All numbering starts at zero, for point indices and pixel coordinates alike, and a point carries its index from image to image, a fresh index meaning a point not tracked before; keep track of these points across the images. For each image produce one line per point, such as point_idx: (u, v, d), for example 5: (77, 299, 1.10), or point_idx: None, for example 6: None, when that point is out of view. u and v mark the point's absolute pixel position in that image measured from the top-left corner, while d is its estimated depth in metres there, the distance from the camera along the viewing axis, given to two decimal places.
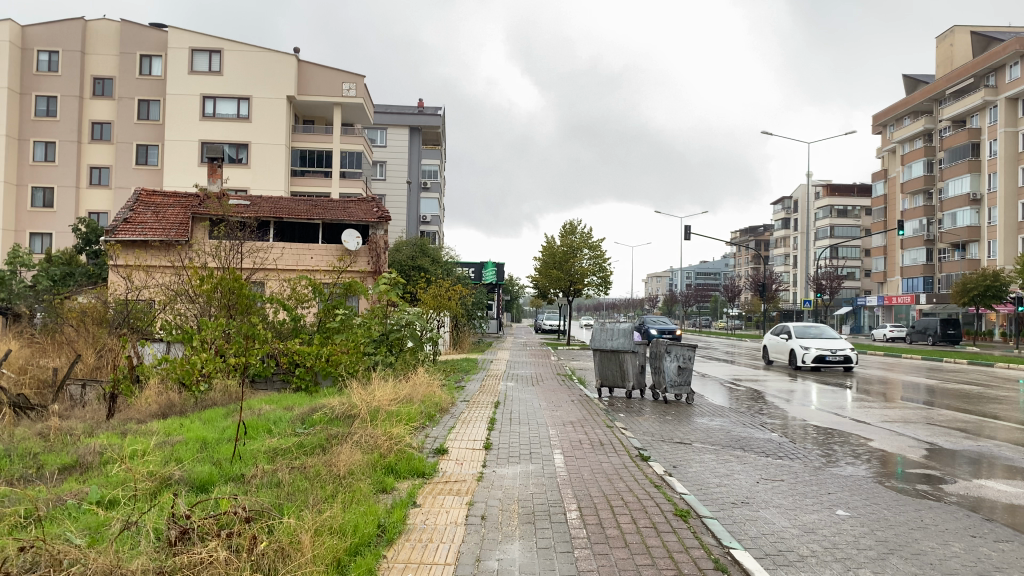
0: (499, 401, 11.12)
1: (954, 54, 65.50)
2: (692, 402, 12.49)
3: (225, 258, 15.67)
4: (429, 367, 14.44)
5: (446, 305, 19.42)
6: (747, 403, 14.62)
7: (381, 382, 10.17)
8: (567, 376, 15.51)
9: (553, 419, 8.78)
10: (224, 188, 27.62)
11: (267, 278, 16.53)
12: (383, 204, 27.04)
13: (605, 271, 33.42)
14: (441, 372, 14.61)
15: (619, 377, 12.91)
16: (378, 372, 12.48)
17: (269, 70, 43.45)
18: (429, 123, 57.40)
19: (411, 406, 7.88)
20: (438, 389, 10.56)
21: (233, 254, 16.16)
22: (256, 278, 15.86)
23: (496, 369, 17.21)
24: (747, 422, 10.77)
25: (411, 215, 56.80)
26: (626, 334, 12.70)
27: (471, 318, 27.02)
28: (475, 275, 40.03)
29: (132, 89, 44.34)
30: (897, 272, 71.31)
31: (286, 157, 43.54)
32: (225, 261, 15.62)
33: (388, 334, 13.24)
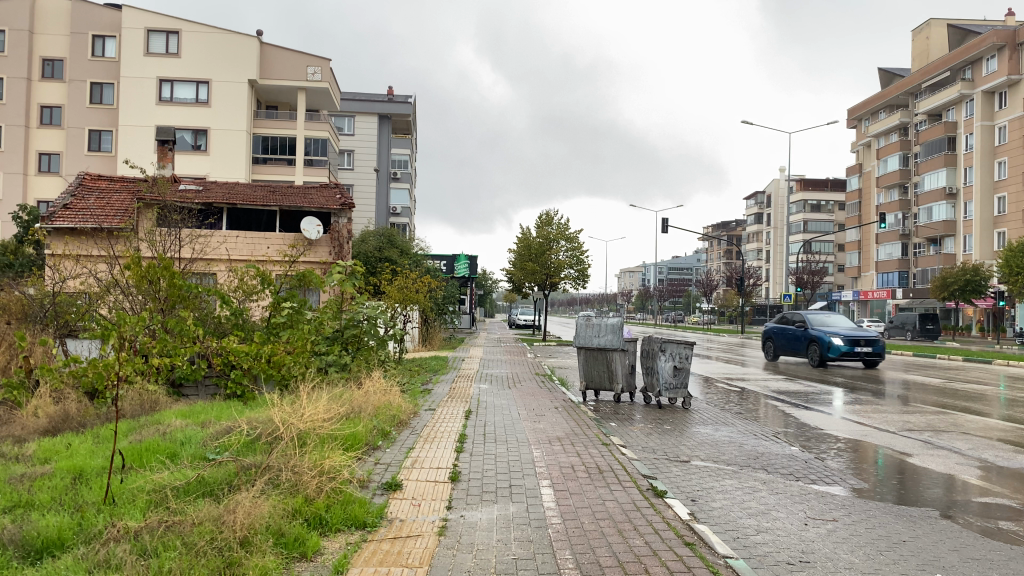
0: (468, 409, 9.49)
1: (930, 47, 64.87)
2: (689, 407, 10.97)
3: (162, 246, 13.95)
4: (391, 367, 12.83)
5: (414, 298, 17.66)
6: (747, 406, 13.11)
7: (328, 388, 8.50)
8: (546, 377, 13.99)
9: (535, 435, 7.18)
10: (174, 174, 25.64)
11: (207, 267, 14.78)
12: (346, 191, 25.28)
13: (582, 264, 31.91)
14: (405, 373, 13.00)
15: (606, 379, 11.37)
16: (328, 375, 10.78)
17: (229, 52, 41.25)
18: (398, 111, 55.42)
19: (358, 423, 6.28)
20: (397, 395, 8.92)
21: (169, 242, 14.41)
22: (195, 269, 14.14)
23: (467, 368, 15.65)
24: (758, 431, 9.23)
25: (380, 205, 54.93)
26: (616, 329, 11.18)
27: (441, 313, 25.34)
28: (447, 268, 38.17)
29: (84, 72, 41.97)
30: (871, 267, 70.78)
31: (247, 144, 41.50)
32: (162, 250, 13.90)
33: (343, 331, 11.66)
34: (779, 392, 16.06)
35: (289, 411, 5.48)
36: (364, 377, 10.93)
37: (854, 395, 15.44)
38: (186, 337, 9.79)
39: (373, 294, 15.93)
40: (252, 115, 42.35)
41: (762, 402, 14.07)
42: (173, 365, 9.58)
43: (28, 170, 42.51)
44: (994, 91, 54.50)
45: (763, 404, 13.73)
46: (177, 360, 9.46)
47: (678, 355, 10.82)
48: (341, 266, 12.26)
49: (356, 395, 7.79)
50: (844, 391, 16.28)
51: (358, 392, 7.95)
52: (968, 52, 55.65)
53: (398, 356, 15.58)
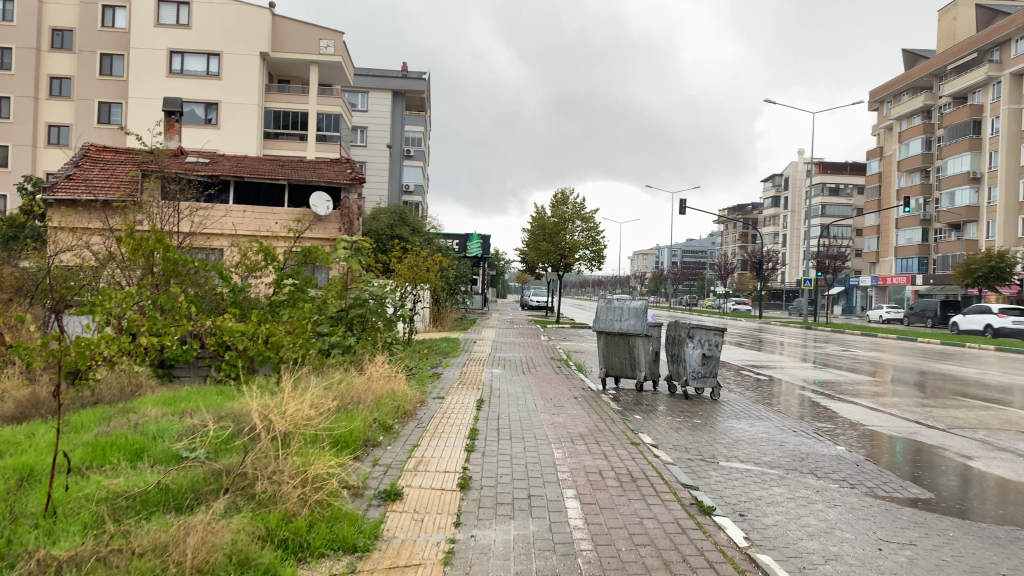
0: (481, 398, 8.68)
1: (957, 28, 63.12)
2: (718, 398, 10.17)
3: (158, 217, 13.24)
4: (399, 350, 12.03)
5: (426, 277, 16.87)
6: (778, 397, 12.27)
7: (328, 374, 7.72)
8: (563, 362, 13.22)
9: (556, 431, 6.40)
10: (180, 146, 24.92)
11: (207, 242, 14.09)
12: (357, 166, 24.49)
13: (598, 245, 31.06)
14: (413, 357, 12.20)
15: (628, 366, 10.59)
16: (330, 357, 10.01)
17: (240, 23, 40.37)
18: (412, 87, 54.48)
19: (356, 418, 5.52)
20: (403, 382, 8.11)
21: (165, 214, 13.68)
22: (194, 245, 13.44)
23: (479, 352, 14.89)
24: (798, 428, 8.42)
25: (393, 183, 54.16)
26: (640, 313, 10.43)
27: (453, 293, 24.62)
28: (459, 247, 37.40)
29: (93, 43, 41.22)
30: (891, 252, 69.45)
31: (258, 118, 40.74)
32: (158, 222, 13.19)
33: (347, 312, 10.85)
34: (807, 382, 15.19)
35: (274, 402, 4.73)
36: (370, 361, 10.18)
37: (886, 389, 14.60)
38: (178, 315, 9.07)
39: (382, 272, 15.14)
40: (264, 88, 41.55)
41: (791, 392, 13.27)
42: (163, 345, 8.90)
43: (37, 142, 41.86)
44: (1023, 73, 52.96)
45: (793, 395, 12.90)
46: (167, 340, 8.77)
47: (706, 343, 10.04)
48: (346, 241, 11.47)
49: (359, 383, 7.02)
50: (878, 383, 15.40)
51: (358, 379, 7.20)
52: (997, 33, 54.07)
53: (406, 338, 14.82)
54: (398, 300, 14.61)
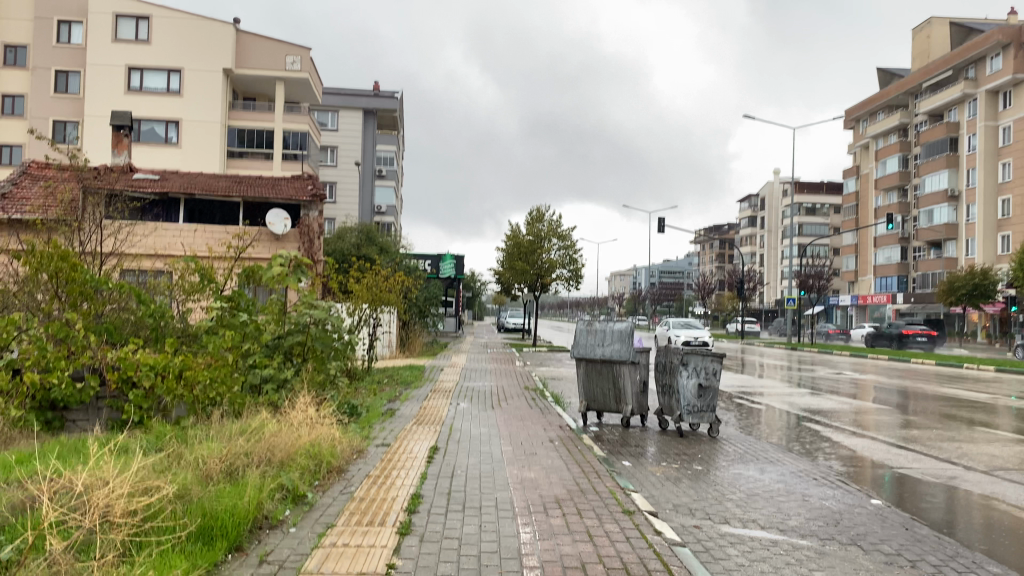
0: (437, 440, 7.16)
1: (931, 46, 63.05)
2: (717, 435, 8.78)
3: (65, 233, 11.63)
4: (348, 386, 10.48)
5: (385, 298, 15.36)
6: (779, 430, 10.86)
7: (243, 422, 6.16)
8: (538, 392, 11.81)
9: (527, 497, 4.92)
10: (130, 163, 23.35)
11: (132, 266, 12.52)
12: (319, 182, 23.04)
13: (575, 264, 29.75)
14: (364, 393, 10.63)
15: (613, 398, 9.21)
16: (261, 394, 8.41)
17: (202, 39, 38.89)
18: (384, 106, 53.31)
19: (249, 498, 4.00)
20: (337, 427, 6.54)
21: (76, 230, 12.08)
22: (116, 275, 11.84)
23: (445, 382, 13.43)
24: (818, 474, 7.00)
25: (364, 203, 52.89)
26: (626, 339, 9.06)
27: (422, 315, 23.13)
28: (432, 268, 35.95)
29: (48, 59, 39.41)
30: (869, 271, 68.95)
31: (221, 137, 39.21)
32: (65, 239, 11.57)
33: (284, 339, 9.23)
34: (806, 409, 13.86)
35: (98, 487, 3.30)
36: (311, 398, 8.63)
37: (893, 415, 13.33)
38: (73, 345, 7.47)
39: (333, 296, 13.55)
40: (227, 105, 40.04)
41: (792, 422, 11.94)
42: (50, 384, 7.25)
43: None
44: (999, 90, 52.75)
45: (795, 425, 11.56)
46: (54, 376, 7.13)
47: (701, 371, 8.65)
48: (283, 256, 9.92)
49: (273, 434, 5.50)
50: (881, 411, 14.08)
51: (276, 427, 5.69)
52: (971, 50, 53.92)
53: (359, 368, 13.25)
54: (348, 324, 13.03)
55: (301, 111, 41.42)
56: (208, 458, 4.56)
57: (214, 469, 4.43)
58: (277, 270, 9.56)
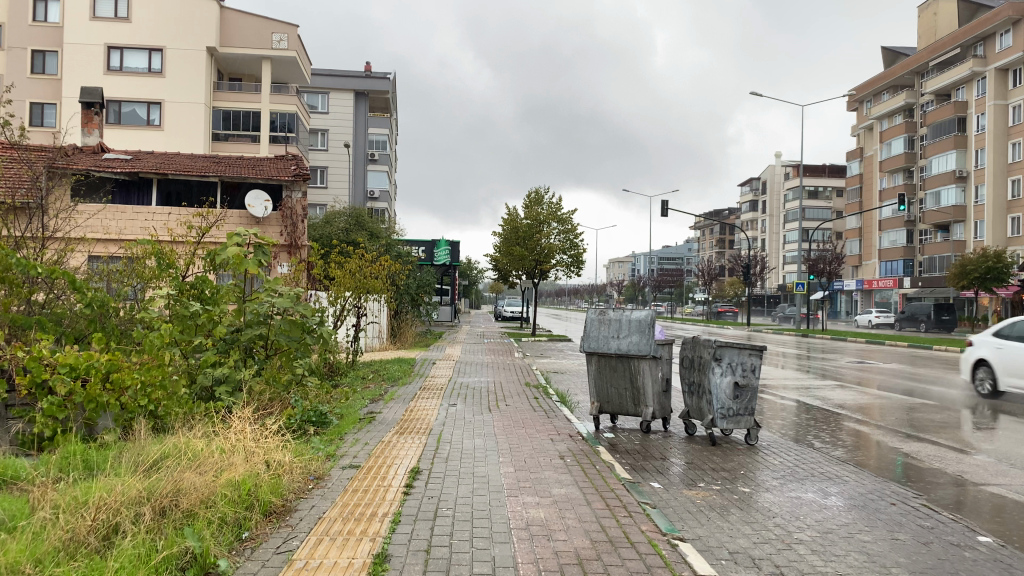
0: (419, 457, 5.71)
1: (937, 24, 61.40)
2: (755, 443, 7.41)
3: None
4: (321, 387, 9.04)
5: (371, 286, 13.89)
6: (813, 429, 9.47)
7: (163, 444, 4.70)
8: (541, 388, 10.45)
9: (531, 556, 3.52)
10: (101, 142, 21.89)
11: (78, 257, 11.08)
12: (304, 162, 21.58)
13: (576, 249, 28.33)
14: (340, 396, 9.17)
15: (630, 399, 7.85)
16: (211, 401, 6.93)
17: (185, 17, 37.31)
18: (376, 88, 51.77)
19: None
20: (290, 448, 5.08)
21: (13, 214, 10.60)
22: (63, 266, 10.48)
23: (437, 376, 12.07)
24: (890, 497, 5.62)
25: (358, 188, 51.40)
26: (645, 331, 7.70)
27: (415, 304, 21.74)
28: (427, 255, 34.46)
29: (24, 38, 37.79)
30: (873, 255, 67.49)
31: (206, 119, 37.74)
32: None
33: (241, 334, 7.72)
34: (834, 402, 12.51)
35: None
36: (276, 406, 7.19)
37: (934, 407, 11.95)
38: None
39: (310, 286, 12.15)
40: (212, 86, 38.56)
41: (827, 419, 10.58)
42: None
43: None
44: (1008, 68, 51.16)
45: (831, 422, 10.21)
46: None
47: (734, 366, 7.30)
48: (242, 235, 8.41)
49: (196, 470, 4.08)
50: (919, 401, 12.72)
51: (203, 458, 4.27)
52: (979, 27, 52.33)
53: (326, 363, 11.87)
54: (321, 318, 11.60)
55: (289, 91, 39.83)
56: (70, 529, 3.15)
57: (74, 540, 3.01)
58: (234, 250, 8.04)
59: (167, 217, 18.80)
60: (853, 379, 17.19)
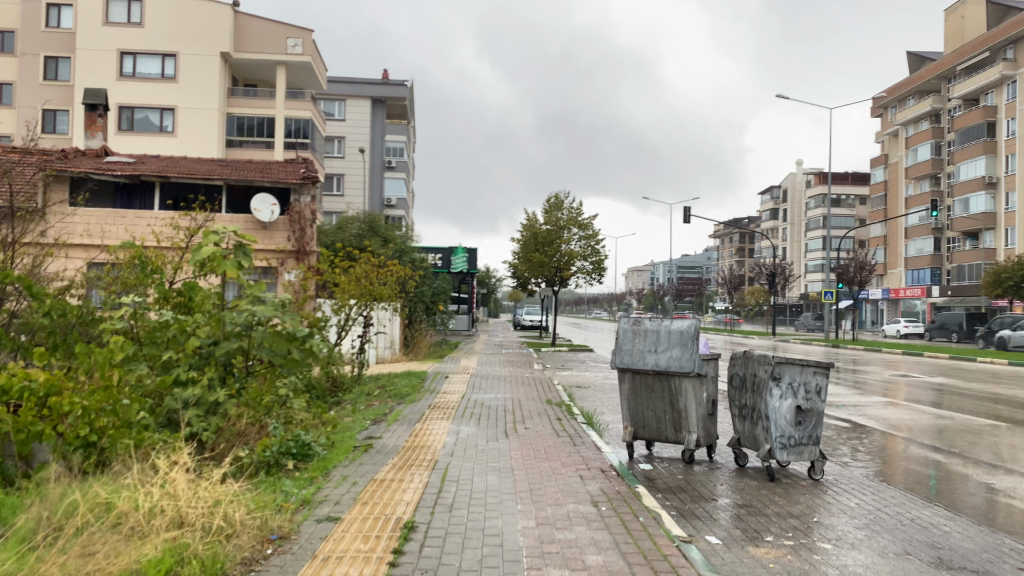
0: (417, 505, 4.58)
1: (967, 26, 59.55)
2: (820, 477, 6.22)
3: None
4: (312, 408, 7.93)
5: (378, 293, 12.80)
6: (871, 455, 8.29)
7: (81, 504, 3.55)
8: (563, 407, 9.34)
9: None
10: (104, 144, 21.02)
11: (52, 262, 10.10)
12: (313, 164, 20.60)
13: (597, 255, 27.17)
14: (333, 422, 8.06)
15: (669, 422, 6.72)
16: (173, 438, 5.76)
17: (198, 22, 36.63)
18: (392, 94, 51.01)
19: None
20: (250, 505, 3.94)
21: None
22: (40, 278, 9.57)
23: (448, 393, 10.96)
24: (1005, 556, 4.44)
25: (374, 195, 50.63)
26: (688, 344, 6.57)
27: (429, 313, 20.68)
28: (443, 263, 33.41)
29: (36, 45, 37.23)
30: (901, 262, 65.69)
31: (219, 124, 37.04)
32: None
33: (216, 352, 6.55)
34: (885, 421, 11.30)
35: None
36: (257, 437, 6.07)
37: (998, 428, 10.70)
38: None
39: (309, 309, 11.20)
40: (225, 92, 37.87)
41: (882, 441, 9.37)
42: None
43: None
44: None
45: (888, 447, 9.00)
46: None
47: (796, 388, 6.14)
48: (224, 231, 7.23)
49: (97, 573, 2.96)
50: (982, 421, 11.45)
51: (121, 542, 3.18)
52: (1011, 29, 50.61)
53: (326, 377, 11.08)
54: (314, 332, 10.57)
55: (304, 97, 39.06)
56: None
57: None
58: (209, 252, 6.56)
59: (159, 220, 17.70)
60: (897, 392, 15.95)
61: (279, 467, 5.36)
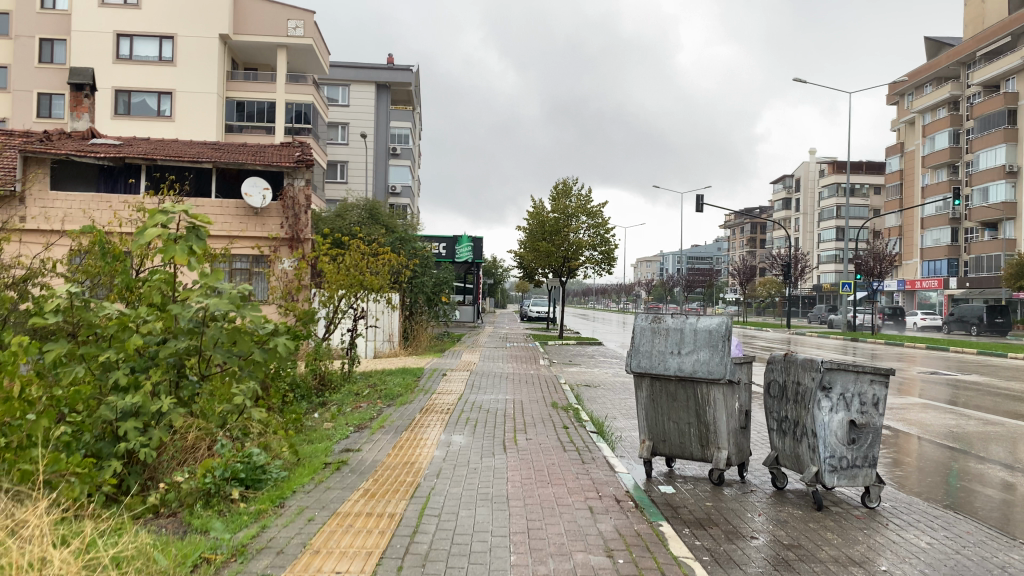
0: (387, 552, 3.63)
1: (986, 11, 57.95)
2: (877, 504, 5.22)
3: None
4: (283, 415, 6.94)
5: (369, 282, 11.83)
6: (916, 466, 7.25)
7: None
8: (571, 411, 8.38)
9: None
10: (93, 125, 20.12)
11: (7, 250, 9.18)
12: (309, 147, 19.59)
13: (607, 245, 26.09)
14: (307, 430, 7.06)
15: (696, 437, 5.73)
16: (102, 458, 4.83)
17: (196, 3, 35.61)
18: (398, 79, 49.96)
19: None
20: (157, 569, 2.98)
21: None
22: None
23: (445, 393, 10.00)
24: None
25: (379, 183, 49.70)
26: (719, 345, 5.56)
27: (431, 304, 19.71)
28: (447, 252, 32.42)
29: (31, 26, 36.34)
30: (916, 254, 64.40)
31: (218, 108, 36.11)
32: None
33: (165, 352, 5.57)
34: (920, 423, 10.25)
35: None
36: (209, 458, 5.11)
37: None
38: None
39: (293, 307, 10.30)
40: (225, 76, 36.92)
41: (922, 448, 8.33)
42: None
43: None
44: None
45: (931, 454, 7.97)
46: None
47: (849, 400, 5.13)
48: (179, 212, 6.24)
49: None
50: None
51: None
52: None
53: (313, 375, 10.20)
54: (295, 328, 9.59)
55: (305, 81, 38.04)
56: None
57: None
58: (152, 236, 5.52)
59: (122, 202, 16.79)
60: (918, 388, 14.99)
61: (221, 498, 4.38)
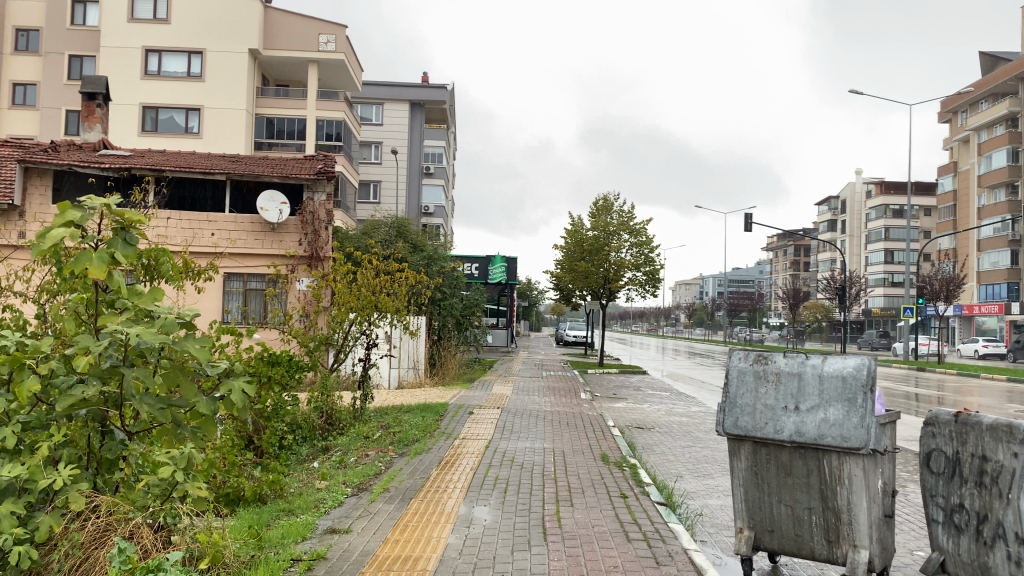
0: None
1: None
2: None
3: None
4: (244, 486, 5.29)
5: (385, 303, 10.23)
6: None
7: None
8: (629, 469, 6.63)
9: None
10: (104, 136, 18.94)
11: None
12: (331, 157, 18.12)
13: (651, 265, 24.30)
14: (283, 502, 5.38)
15: (822, 526, 3.98)
16: None
17: (227, 17, 34.77)
18: (432, 97, 48.90)
19: None
20: None
21: None
22: None
23: (472, 438, 8.32)
24: None
25: (412, 202, 48.51)
26: (858, 400, 3.88)
27: (461, 327, 18.13)
28: (480, 273, 30.78)
29: (61, 43, 35.83)
30: (972, 277, 61.36)
31: (247, 125, 35.15)
32: None
33: (73, 410, 3.94)
34: None
35: None
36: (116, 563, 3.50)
37: None
38: None
39: (295, 334, 8.76)
40: (255, 92, 36.04)
41: None
42: None
43: None
44: None
45: None
46: None
47: None
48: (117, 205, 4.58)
49: None
50: None
51: None
52: None
53: (316, 413, 8.66)
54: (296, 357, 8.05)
55: (337, 97, 36.95)
56: None
57: None
58: (58, 239, 3.90)
59: None
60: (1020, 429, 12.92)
61: None
